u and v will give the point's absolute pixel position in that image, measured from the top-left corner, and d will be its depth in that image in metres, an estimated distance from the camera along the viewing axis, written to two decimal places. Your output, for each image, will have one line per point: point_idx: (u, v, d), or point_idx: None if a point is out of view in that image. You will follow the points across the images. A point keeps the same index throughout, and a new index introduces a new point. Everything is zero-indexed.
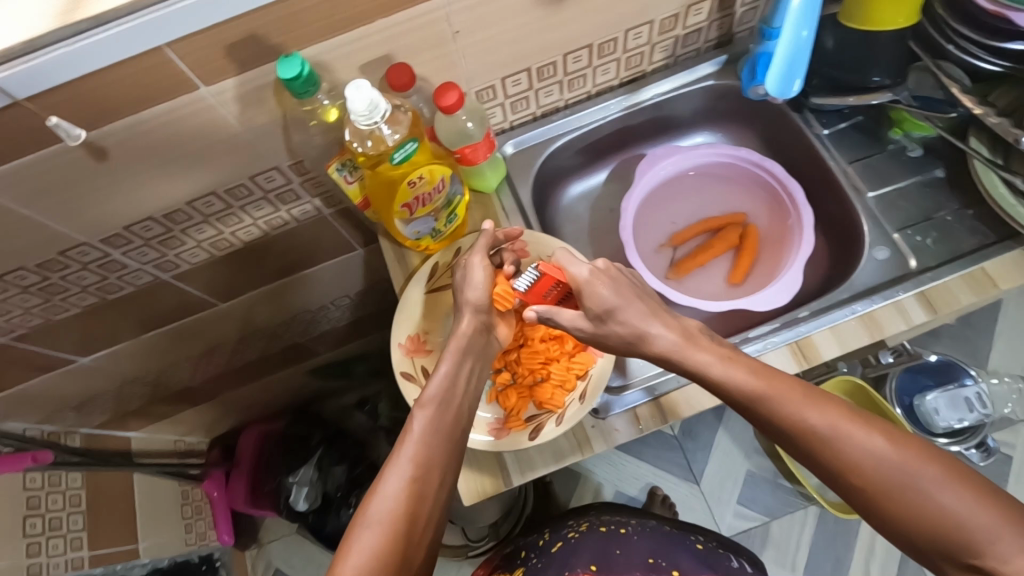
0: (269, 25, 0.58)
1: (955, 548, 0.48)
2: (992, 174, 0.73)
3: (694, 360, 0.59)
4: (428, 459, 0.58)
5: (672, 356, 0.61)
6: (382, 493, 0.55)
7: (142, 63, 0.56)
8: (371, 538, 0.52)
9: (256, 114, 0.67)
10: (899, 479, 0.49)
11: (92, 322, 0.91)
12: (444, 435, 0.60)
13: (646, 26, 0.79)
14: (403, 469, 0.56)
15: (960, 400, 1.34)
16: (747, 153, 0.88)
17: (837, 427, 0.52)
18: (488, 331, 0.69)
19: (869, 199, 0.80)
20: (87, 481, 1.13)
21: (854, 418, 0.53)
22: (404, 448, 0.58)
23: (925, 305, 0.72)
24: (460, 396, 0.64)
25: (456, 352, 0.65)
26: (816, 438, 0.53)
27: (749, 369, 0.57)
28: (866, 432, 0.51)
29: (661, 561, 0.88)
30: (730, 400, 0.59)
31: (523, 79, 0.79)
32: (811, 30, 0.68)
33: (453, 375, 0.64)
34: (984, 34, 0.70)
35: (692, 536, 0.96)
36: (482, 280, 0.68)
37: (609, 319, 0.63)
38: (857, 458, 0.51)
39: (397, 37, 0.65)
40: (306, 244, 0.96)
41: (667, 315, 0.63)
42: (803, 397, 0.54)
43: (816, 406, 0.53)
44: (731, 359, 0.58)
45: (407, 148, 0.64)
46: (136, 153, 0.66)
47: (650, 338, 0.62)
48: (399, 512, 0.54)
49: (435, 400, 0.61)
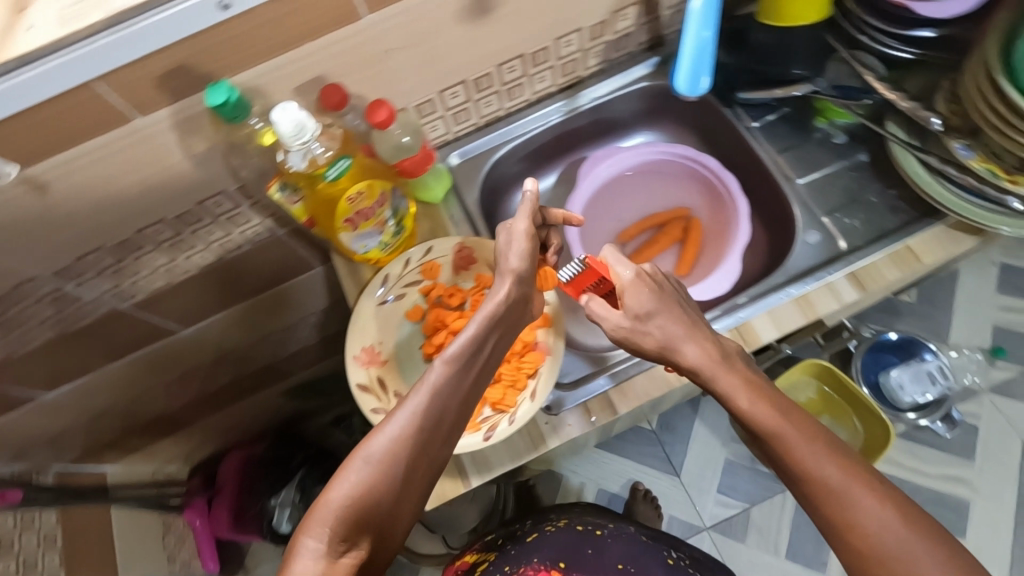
0: (197, 56, 0.60)
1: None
2: (910, 155, 0.78)
3: (721, 383, 0.60)
4: (437, 413, 0.57)
5: (700, 371, 0.61)
6: (384, 434, 0.55)
7: (74, 99, 0.57)
8: (363, 476, 0.53)
9: (196, 141, 0.69)
10: (896, 547, 0.51)
11: (53, 357, 0.91)
12: (458, 395, 0.59)
13: (575, 34, 0.82)
14: (411, 415, 0.56)
15: (923, 373, 1.38)
16: (682, 149, 0.92)
17: (850, 486, 0.53)
18: (523, 303, 0.66)
19: (799, 185, 0.83)
20: (61, 519, 1.13)
21: (864, 480, 0.53)
22: (417, 397, 0.57)
23: (856, 284, 0.75)
24: (484, 361, 0.61)
25: (488, 318, 0.62)
26: (825, 490, 0.54)
27: (774, 409, 0.58)
28: (879, 503, 0.52)
29: (630, 568, 0.89)
30: (748, 431, 0.59)
31: (460, 92, 0.82)
32: (713, 30, 0.64)
33: (481, 336, 0.61)
34: (891, 24, 0.75)
35: (665, 550, 0.94)
36: (524, 252, 0.66)
37: (643, 325, 0.63)
38: (862, 519, 0.52)
39: (328, 59, 0.67)
40: (264, 265, 0.97)
41: (704, 333, 0.63)
42: (826, 451, 0.55)
43: (835, 463, 0.54)
44: (762, 399, 0.59)
45: (340, 165, 0.67)
46: (79, 186, 0.67)
47: (681, 349, 0.62)
48: (396, 458, 0.54)
49: (459, 358, 0.59)
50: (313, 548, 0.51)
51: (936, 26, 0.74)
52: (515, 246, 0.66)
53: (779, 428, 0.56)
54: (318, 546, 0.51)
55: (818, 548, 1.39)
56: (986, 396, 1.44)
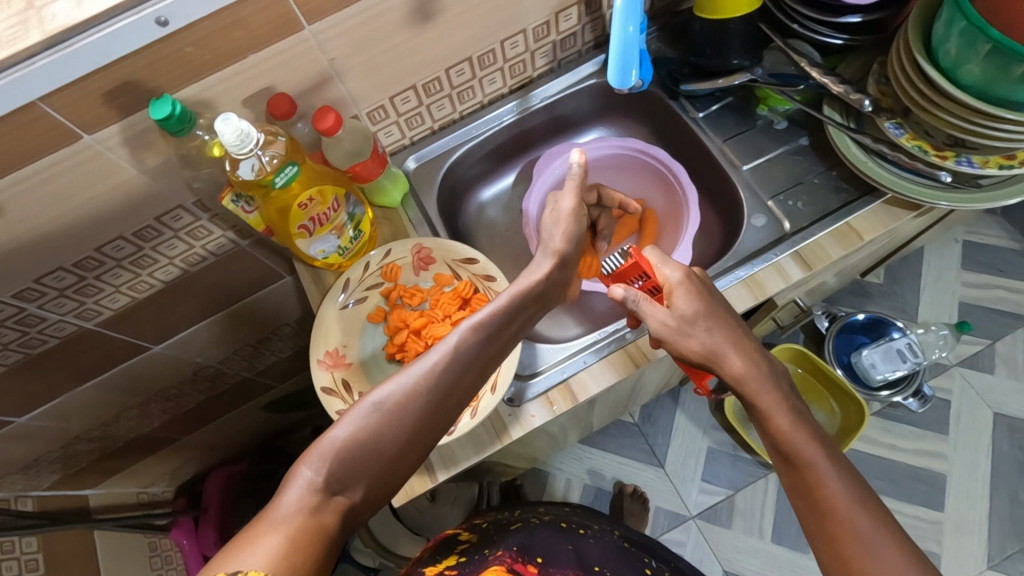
0: (140, 72, 0.61)
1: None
2: (846, 136, 0.80)
3: (761, 399, 0.64)
4: (451, 375, 0.59)
5: (745, 382, 0.65)
6: (398, 384, 0.57)
7: (19, 119, 0.58)
8: (370, 421, 0.55)
9: (147, 156, 0.71)
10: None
11: (20, 380, 0.91)
12: (476, 364, 0.61)
13: (521, 35, 0.84)
14: (427, 370, 0.59)
15: (892, 352, 1.38)
16: (633, 142, 0.94)
17: (866, 524, 0.55)
18: (561, 283, 0.73)
19: (745, 171, 0.86)
20: (43, 545, 1.10)
21: (880, 519, 0.56)
22: (437, 356, 0.60)
23: (802, 264, 0.77)
24: (508, 334, 0.65)
25: (521, 293, 0.66)
26: (845, 526, 0.56)
27: (810, 435, 0.61)
28: (900, 555, 0.54)
29: (604, 571, 0.89)
30: (776, 450, 0.63)
31: (411, 97, 0.84)
32: (638, 25, 0.66)
33: (508, 310, 0.65)
34: (821, 12, 0.79)
35: (645, 559, 0.95)
36: (564, 232, 0.74)
37: (688, 327, 0.67)
38: (873, 562, 0.54)
39: (272, 70, 0.69)
40: (231, 278, 0.99)
41: (748, 345, 0.67)
42: (856, 492, 0.58)
43: (863, 506, 0.57)
44: (802, 424, 0.62)
45: (288, 172, 0.68)
46: (32, 207, 0.68)
47: (724, 356, 0.66)
48: (405, 408, 0.56)
49: (486, 328, 0.63)
50: (308, 478, 0.52)
51: (864, 12, 0.78)
52: (563, 229, 0.74)
53: (815, 458, 0.60)
54: (314, 477, 0.52)
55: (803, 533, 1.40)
56: (957, 370, 1.47)
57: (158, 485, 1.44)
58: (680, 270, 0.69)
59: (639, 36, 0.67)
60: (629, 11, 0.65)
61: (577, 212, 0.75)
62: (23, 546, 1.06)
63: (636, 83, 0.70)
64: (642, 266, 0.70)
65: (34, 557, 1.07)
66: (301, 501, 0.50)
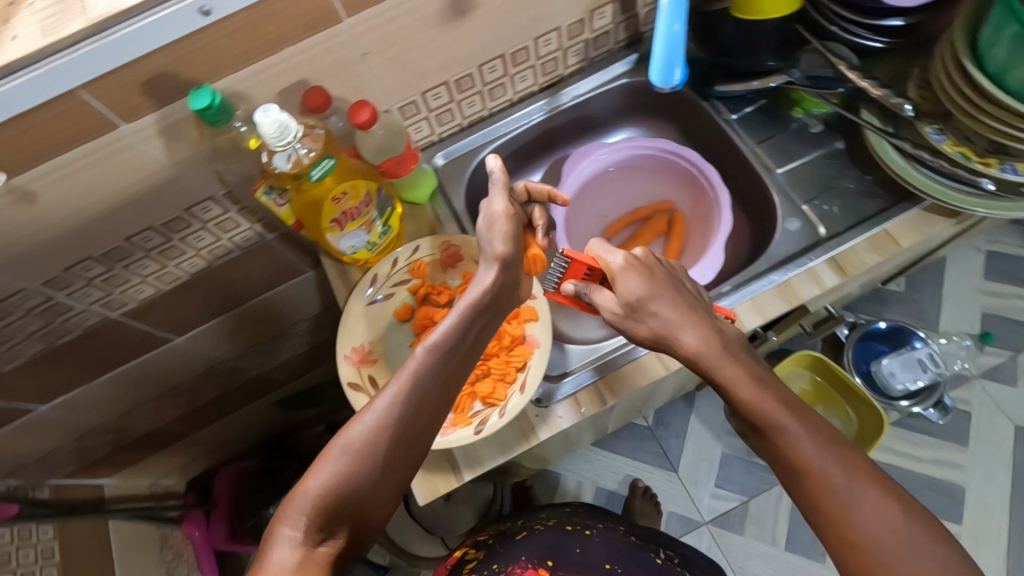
0: (178, 61, 0.61)
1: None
2: (884, 141, 0.79)
3: (724, 371, 0.62)
4: (416, 399, 0.57)
5: (702, 358, 0.62)
6: (363, 423, 0.55)
7: (59, 107, 0.58)
8: (341, 465, 0.54)
9: (180, 147, 0.70)
10: (888, 540, 0.52)
11: (43, 369, 0.91)
12: (440, 383, 0.59)
13: (554, 33, 0.83)
14: (389, 401, 0.56)
15: (912, 361, 1.37)
16: (663, 143, 0.93)
17: (853, 481, 0.55)
18: (513, 285, 0.67)
19: (778, 175, 0.85)
20: (59, 533, 1.10)
21: (868, 475, 0.55)
22: (396, 385, 0.57)
23: (836, 269, 0.76)
24: (470, 346, 0.61)
25: (473, 305, 0.62)
26: (824, 485, 0.55)
27: (778, 399, 0.60)
28: (881, 495, 0.54)
29: (616, 567, 0.88)
30: (748, 421, 0.61)
31: (442, 93, 0.83)
32: (684, 24, 0.65)
33: (464, 324, 0.61)
34: (862, 14, 0.78)
35: (654, 551, 0.94)
36: (504, 234, 0.66)
37: (641, 312, 0.64)
38: (858, 516, 0.54)
39: (306, 63, 0.68)
40: (253, 272, 0.98)
41: (701, 317, 0.64)
42: (827, 444, 0.57)
43: (837, 458, 0.56)
44: (765, 387, 0.61)
45: (324, 165, 0.68)
46: (65, 196, 0.68)
47: (678, 335, 0.63)
48: (376, 445, 0.55)
49: (443, 347, 0.59)
50: (290, 537, 0.50)
51: (905, 15, 0.77)
52: (496, 233, 0.66)
53: (784, 421, 0.58)
54: (294, 535, 0.51)
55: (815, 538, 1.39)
56: (978, 381, 1.45)
57: (171, 477, 1.44)
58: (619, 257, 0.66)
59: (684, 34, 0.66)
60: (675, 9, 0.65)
61: (511, 212, 0.67)
62: (40, 533, 1.07)
63: (678, 84, 0.69)
64: (580, 263, 0.68)
65: (51, 545, 1.08)
66: (286, 561, 0.49)
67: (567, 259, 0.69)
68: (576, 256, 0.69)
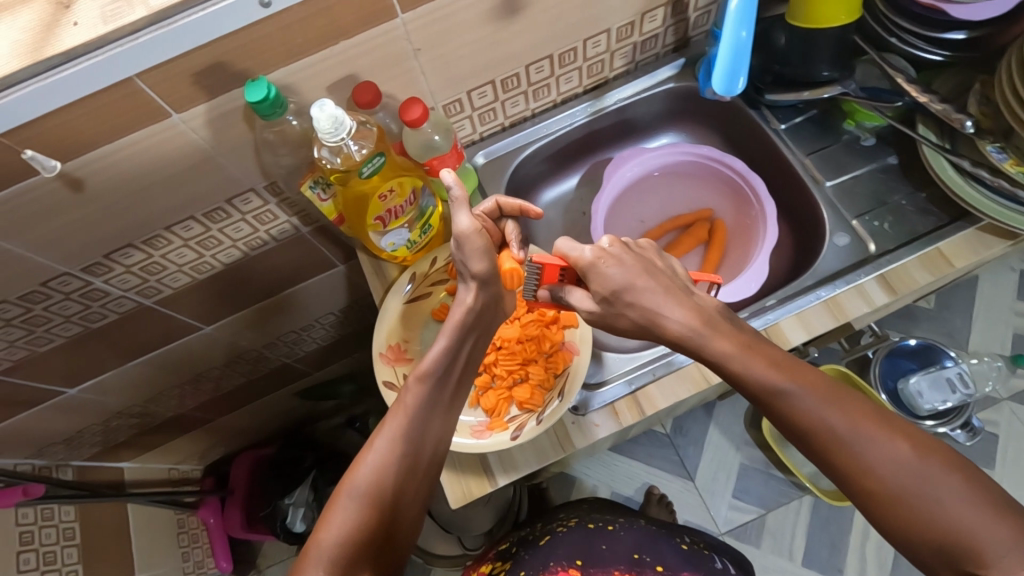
0: (234, 52, 0.60)
1: (965, 559, 0.49)
2: (941, 158, 0.77)
3: (713, 349, 0.57)
4: (417, 433, 0.57)
5: (688, 341, 0.58)
6: (367, 467, 0.55)
7: (113, 94, 0.58)
8: (353, 513, 0.53)
9: (227, 138, 0.70)
10: (905, 483, 0.52)
11: (75, 353, 0.91)
12: (436, 411, 0.59)
13: (603, 35, 0.82)
14: (392, 439, 0.56)
15: (942, 381, 1.31)
16: (708, 151, 0.92)
17: (858, 427, 0.54)
18: (495, 303, 0.65)
19: (828, 188, 0.83)
20: (80, 514, 1.12)
21: (873, 419, 0.54)
22: (394, 421, 0.57)
23: (886, 287, 0.74)
24: (459, 371, 0.61)
25: (459, 327, 0.61)
26: (833, 439, 0.54)
27: (768, 361, 0.57)
28: (889, 436, 0.53)
29: (646, 557, 0.86)
30: (746, 391, 0.58)
31: (488, 91, 0.82)
32: (750, 30, 0.70)
33: (454, 347, 0.60)
34: (921, 26, 0.76)
35: (677, 537, 0.93)
36: (480, 249, 0.61)
37: (619, 302, 0.59)
38: (873, 464, 0.53)
39: (357, 57, 0.68)
40: (285, 264, 0.98)
41: (682, 294, 0.60)
42: (825, 396, 0.56)
43: (840, 408, 0.55)
44: (752, 349, 0.58)
45: (375, 162, 0.68)
46: (112, 182, 0.67)
47: (660, 320, 0.59)
48: (384, 487, 0.55)
49: (435, 374, 0.59)
50: None
51: (969, 29, 0.75)
52: (471, 251, 0.61)
53: (779, 384, 0.56)
54: None
55: (833, 554, 1.35)
56: (1007, 403, 1.42)
57: (190, 463, 1.45)
58: (586, 249, 0.60)
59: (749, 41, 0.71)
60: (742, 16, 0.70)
61: (480, 226, 0.61)
62: (62, 514, 1.08)
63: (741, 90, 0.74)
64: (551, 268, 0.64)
65: (72, 526, 1.09)
66: None
67: (536, 267, 0.64)
68: (545, 259, 0.64)
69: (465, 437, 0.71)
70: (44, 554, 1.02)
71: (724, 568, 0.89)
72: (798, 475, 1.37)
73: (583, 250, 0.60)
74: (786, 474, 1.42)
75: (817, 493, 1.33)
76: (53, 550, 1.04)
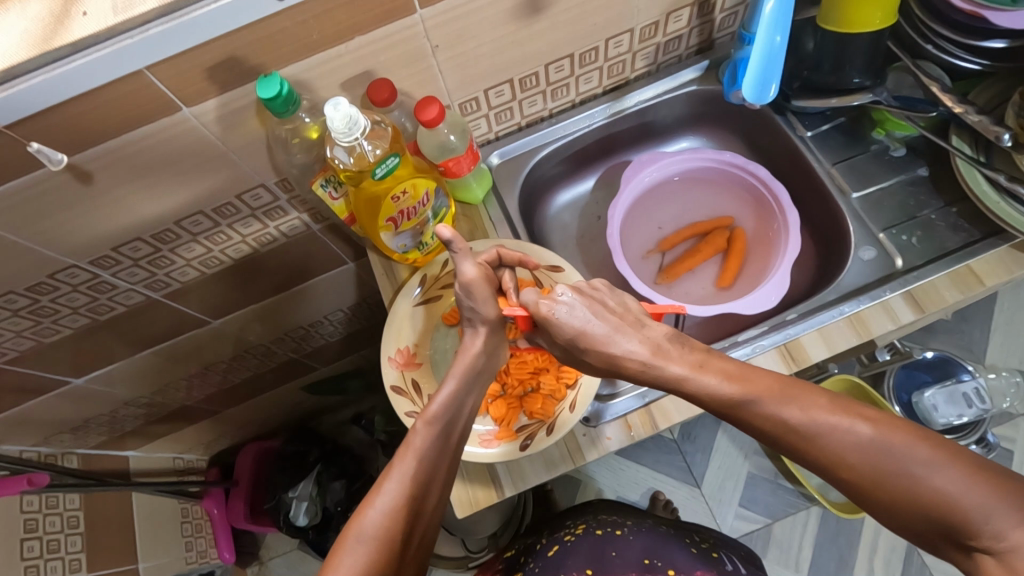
0: (247, 47, 0.58)
1: (959, 530, 0.46)
2: (976, 171, 0.74)
3: (667, 374, 0.56)
4: (425, 476, 0.56)
5: (643, 373, 0.57)
6: (376, 510, 0.53)
7: (123, 87, 0.56)
8: (361, 557, 0.51)
9: (238, 134, 0.68)
10: (876, 464, 0.48)
11: (82, 345, 0.90)
12: (444, 457, 0.59)
13: (626, 35, 0.79)
14: (401, 482, 0.55)
15: (958, 395, 1.25)
16: (731, 157, 0.89)
17: (814, 417, 0.51)
18: (496, 350, 0.66)
19: (854, 200, 0.81)
20: (85, 503, 1.12)
21: (828, 405, 0.51)
22: (403, 464, 0.56)
23: (912, 304, 0.72)
24: (465, 417, 0.61)
25: (465, 372, 0.62)
26: (796, 436, 0.52)
27: (721, 375, 0.55)
28: (847, 420, 0.50)
29: (657, 562, 0.84)
30: (709, 408, 0.56)
31: (506, 90, 0.80)
32: (785, 35, 0.68)
33: (460, 394, 0.61)
34: (962, 34, 0.73)
35: (686, 539, 0.90)
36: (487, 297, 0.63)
37: (576, 343, 0.60)
38: (841, 451, 0.50)
39: (372, 55, 0.66)
40: (294, 260, 0.96)
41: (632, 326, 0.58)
42: (779, 395, 0.53)
43: (794, 402, 0.52)
44: (701, 367, 0.55)
45: (389, 163, 0.66)
46: (120, 175, 0.66)
47: (616, 354, 0.58)
48: (393, 531, 0.53)
49: (441, 421, 0.59)
50: None
51: (1010, 38, 0.72)
52: (480, 297, 0.63)
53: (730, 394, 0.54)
54: None
55: (840, 569, 1.33)
56: None
57: (194, 453, 1.45)
58: (540, 300, 0.60)
59: (784, 46, 0.69)
60: (777, 21, 0.68)
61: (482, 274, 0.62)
62: (67, 502, 1.08)
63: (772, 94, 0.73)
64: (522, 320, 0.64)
65: (76, 514, 1.09)
66: None
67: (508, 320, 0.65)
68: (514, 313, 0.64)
69: (474, 446, 0.69)
70: (47, 542, 1.02)
71: (734, 570, 0.86)
72: (808, 486, 1.35)
73: (537, 302, 0.60)
74: (795, 484, 1.39)
75: (827, 505, 1.31)
76: (57, 538, 1.04)
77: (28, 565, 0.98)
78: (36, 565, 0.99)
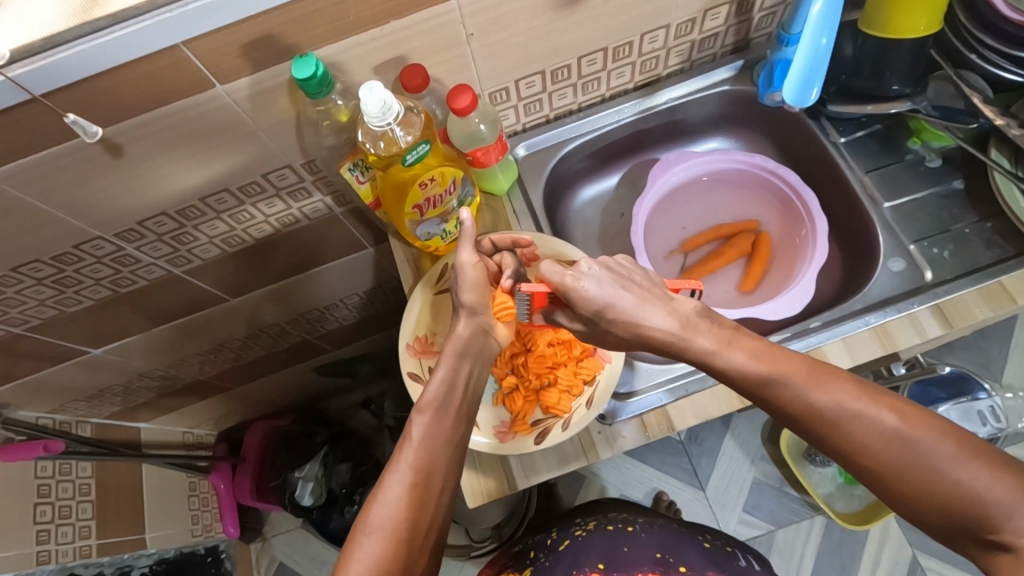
0: (283, 26, 0.58)
1: (978, 524, 0.46)
2: (1014, 187, 0.72)
3: (696, 349, 0.56)
4: (428, 464, 0.57)
5: (671, 347, 0.57)
6: (383, 502, 0.55)
7: (158, 62, 0.56)
8: (372, 550, 0.52)
9: (269, 113, 0.68)
10: (901, 455, 0.49)
11: (101, 316, 0.91)
12: (446, 443, 0.60)
13: (662, 30, 0.78)
14: (403, 473, 0.56)
15: (973, 413, 1.26)
16: (761, 160, 0.88)
17: (842, 405, 0.51)
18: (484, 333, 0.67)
19: (886, 209, 0.80)
20: (96, 471, 1.13)
21: (859, 394, 0.52)
22: (404, 455, 0.57)
23: (941, 319, 0.70)
24: (459, 400, 0.62)
25: (453, 354, 0.64)
26: (823, 421, 0.52)
27: (750, 352, 0.55)
28: (873, 409, 0.51)
29: (669, 558, 0.84)
30: (736, 386, 0.57)
31: (536, 82, 0.79)
32: (832, 38, 0.68)
33: (454, 375, 0.63)
34: (1006, 44, 0.71)
35: (700, 534, 0.92)
36: (474, 280, 0.65)
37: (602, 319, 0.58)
38: (869, 441, 0.50)
39: (407, 39, 0.65)
40: (314, 241, 0.96)
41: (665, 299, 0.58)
42: (810, 378, 0.53)
43: (824, 386, 0.52)
44: (732, 342, 0.56)
45: (420, 150, 0.66)
46: (150, 148, 0.66)
47: (645, 329, 0.57)
48: (399, 522, 0.54)
49: (434, 405, 0.61)
50: None
51: None
52: (465, 282, 0.65)
53: (763, 374, 0.54)
54: None
55: None
56: None
57: (203, 428, 1.46)
58: (565, 275, 0.57)
59: (829, 49, 0.69)
60: (822, 24, 0.67)
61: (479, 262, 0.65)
62: (79, 470, 1.09)
63: (813, 99, 0.73)
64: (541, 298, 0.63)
65: (88, 482, 1.10)
66: None
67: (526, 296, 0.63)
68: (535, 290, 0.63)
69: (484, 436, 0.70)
70: (60, 508, 1.04)
71: (748, 566, 0.87)
72: (814, 496, 1.33)
73: (560, 275, 0.57)
74: (801, 492, 1.38)
75: (831, 514, 1.29)
76: (69, 504, 1.06)
77: (40, 529, 0.99)
78: (48, 529, 1.01)
